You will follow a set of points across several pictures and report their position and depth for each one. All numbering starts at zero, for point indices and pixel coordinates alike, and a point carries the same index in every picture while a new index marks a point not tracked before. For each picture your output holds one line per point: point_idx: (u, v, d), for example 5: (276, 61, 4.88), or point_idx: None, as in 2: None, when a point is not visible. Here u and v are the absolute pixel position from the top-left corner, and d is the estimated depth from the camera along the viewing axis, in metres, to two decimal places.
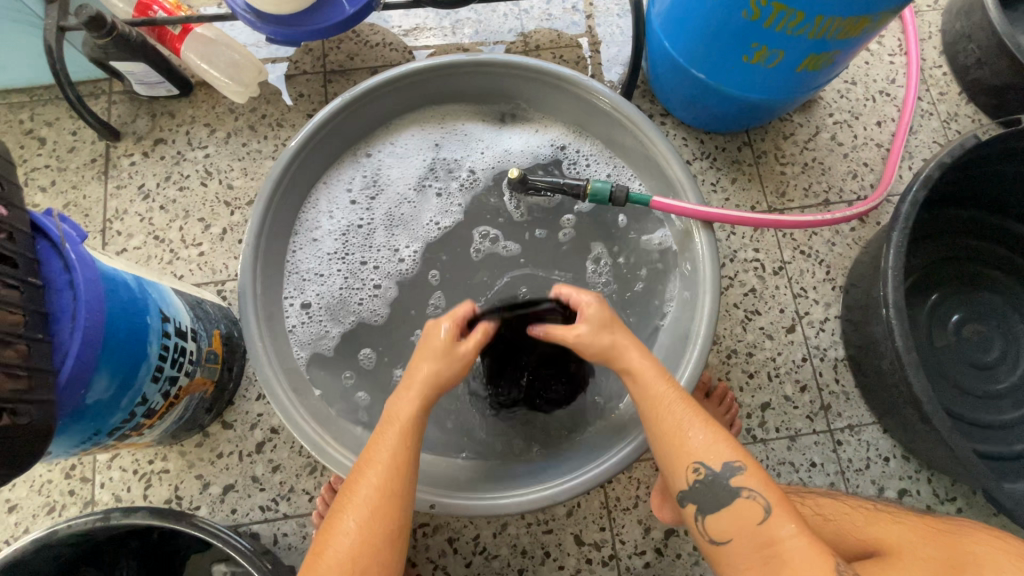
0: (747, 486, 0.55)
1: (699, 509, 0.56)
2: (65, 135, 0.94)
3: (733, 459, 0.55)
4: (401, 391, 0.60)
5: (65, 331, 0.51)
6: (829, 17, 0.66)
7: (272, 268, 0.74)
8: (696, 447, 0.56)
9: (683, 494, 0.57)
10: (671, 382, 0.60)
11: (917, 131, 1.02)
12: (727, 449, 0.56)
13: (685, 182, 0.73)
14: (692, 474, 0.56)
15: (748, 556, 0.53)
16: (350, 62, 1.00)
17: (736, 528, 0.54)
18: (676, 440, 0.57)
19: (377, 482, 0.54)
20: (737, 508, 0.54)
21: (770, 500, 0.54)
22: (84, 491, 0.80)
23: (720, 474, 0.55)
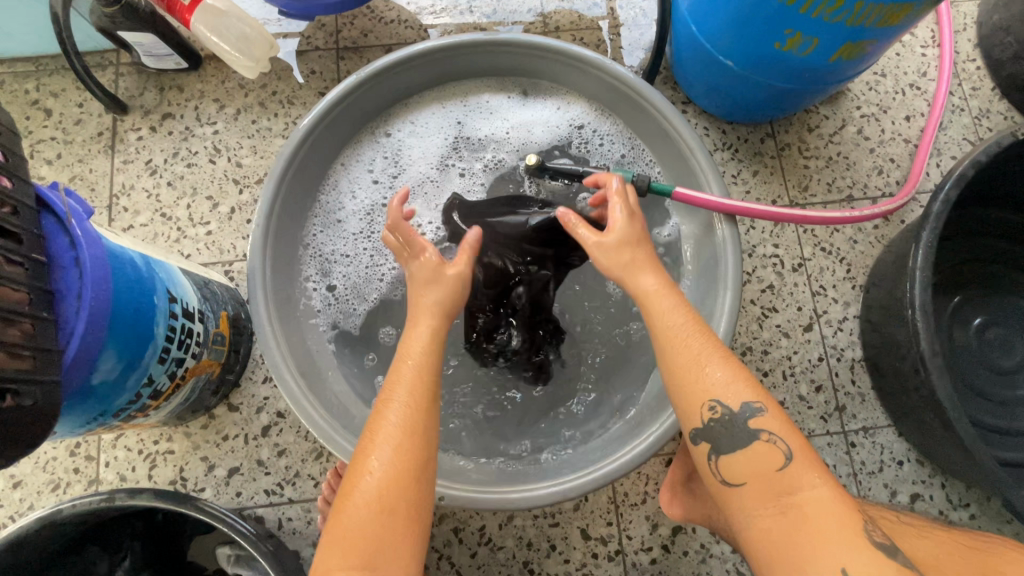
0: (767, 429, 0.53)
1: (714, 450, 0.55)
2: (71, 107, 0.92)
3: (753, 401, 0.54)
4: (412, 328, 0.60)
5: (70, 310, 0.50)
6: (869, 4, 0.63)
7: (284, 249, 0.72)
8: (713, 385, 0.55)
9: (696, 433, 0.55)
10: (692, 318, 0.58)
11: (946, 127, 0.99)
12: (748, 390, 0.54)
13: (710, 173, 0.71)
14: (710, 414, 0.55)
15: (762, 501, 0.51)
16: (364, 39, 0.97)
17: (753, 472, 0.53)
18: (693, 376, 0.55)
19: (399, 419, 0.53)
20: (754, 450, 0.53)
21: (791, 446, 0.52)
22: (89, 469, 0.80)
23: (738, 414, 0.54)
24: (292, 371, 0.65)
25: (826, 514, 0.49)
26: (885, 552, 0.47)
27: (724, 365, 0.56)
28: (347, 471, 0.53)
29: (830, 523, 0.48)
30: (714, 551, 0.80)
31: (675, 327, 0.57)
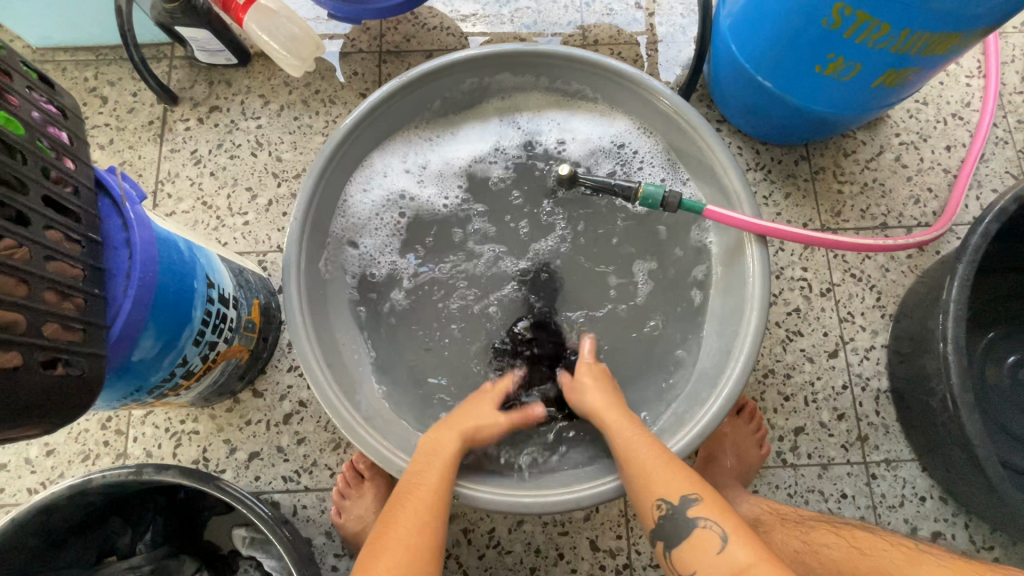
0: (704, 516, 0.55)
1: (665, 544, 0.56)
2: (126, 96, 0.96)
3: (688, 491, 0.56)
4: (441, 430, 0.66)
5: (118, 288, 0.52)
6: (916, 32, 0.62)
7: (319, 243, 0.74)
8: (654, 483, 0.58)
9: (651, 531, 0.58)
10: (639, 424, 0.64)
11: (988, 159, 0.97)
12: (685, 480, 0.57)
13: (742, 194, 0.71)
14: (654, 509, 0.57)
15: None
16: (406, 43, 1.00)
17: (699, 562, 0.53)
18: (637, 478, 0.59)
19: (427, 502, 0.58)
20: (694, 540, 0.54)
21: (726, 529, 0.53)
22: (118, 443, 0.83)
23: (678, 506, 0.56)
24: (320, 365, 0.66)
25: None
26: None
27: (661, 465, 0.59)
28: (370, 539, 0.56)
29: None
30: None
31: (623, 425, 0.64)
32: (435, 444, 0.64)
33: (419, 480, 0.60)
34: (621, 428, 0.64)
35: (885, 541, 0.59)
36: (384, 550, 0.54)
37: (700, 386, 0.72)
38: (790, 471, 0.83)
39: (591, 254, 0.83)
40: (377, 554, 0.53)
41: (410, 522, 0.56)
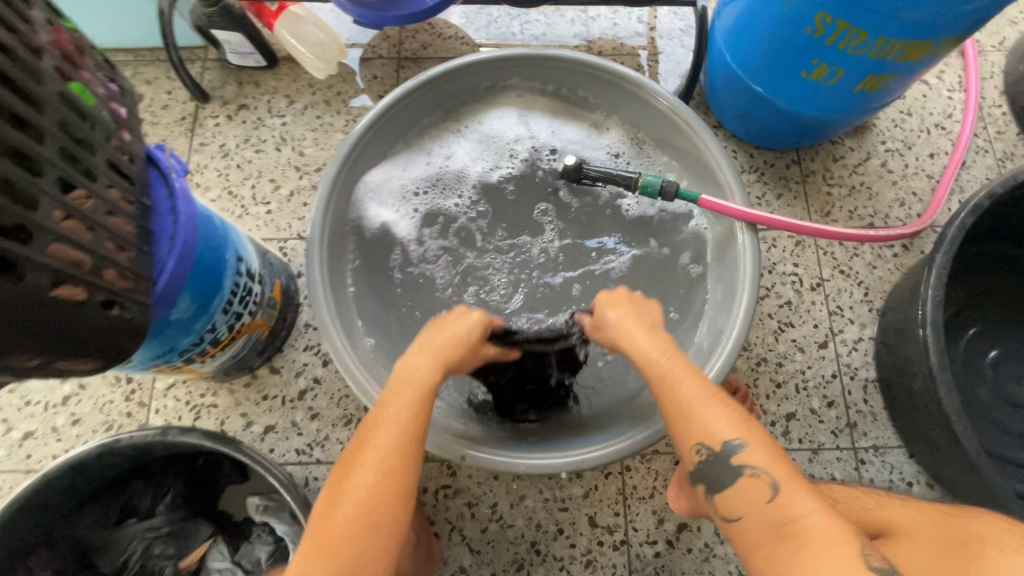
0: (750, 464, 0.52)
1: (709, 491, 0.55)
2: (160, 93, 1.03)
3: (734, 437, 0.54)
4: (413, 355, 0.62)
5: (163, 249, 0.58)
6: (891, 39, 0.68)
7: (342, 226, 0.80)
8: (701, 427, 0.55)
9: (693, 475, 0.56)
10: (675, 355, 0.60)
11: (970, 166, 1.02)
12: (731, 424, 0.54)
13: (733, 185, 0.76)
14: (693, 454, 0.55)
15: (761, 537, 0.50)
16: (423, 51, 1.07)
17: (747, 508, 0.52)
18: (683, 420, 0.56)
19: (394, 438, 0.55)
20: (741, 486, 0.52)
21: (777, 478, 0.51)
22: (140, 414, 0.87)
23: (721, 454, 0.53)
24: (337, 334, 0.71)
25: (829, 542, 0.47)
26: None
27: (700, 406, 0.55)
28: (336, 476, 0.54)
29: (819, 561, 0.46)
30: (717, 551, 0.82)
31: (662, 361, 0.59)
32: (406, 372, 0.60)
33: (387, 413, 0.57)
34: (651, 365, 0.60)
35: (857, 492, 0.64)
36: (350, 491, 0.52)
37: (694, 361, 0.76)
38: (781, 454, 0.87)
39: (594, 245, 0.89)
40: (342, 498, 0.52)
41: (377, 461, 0.53)
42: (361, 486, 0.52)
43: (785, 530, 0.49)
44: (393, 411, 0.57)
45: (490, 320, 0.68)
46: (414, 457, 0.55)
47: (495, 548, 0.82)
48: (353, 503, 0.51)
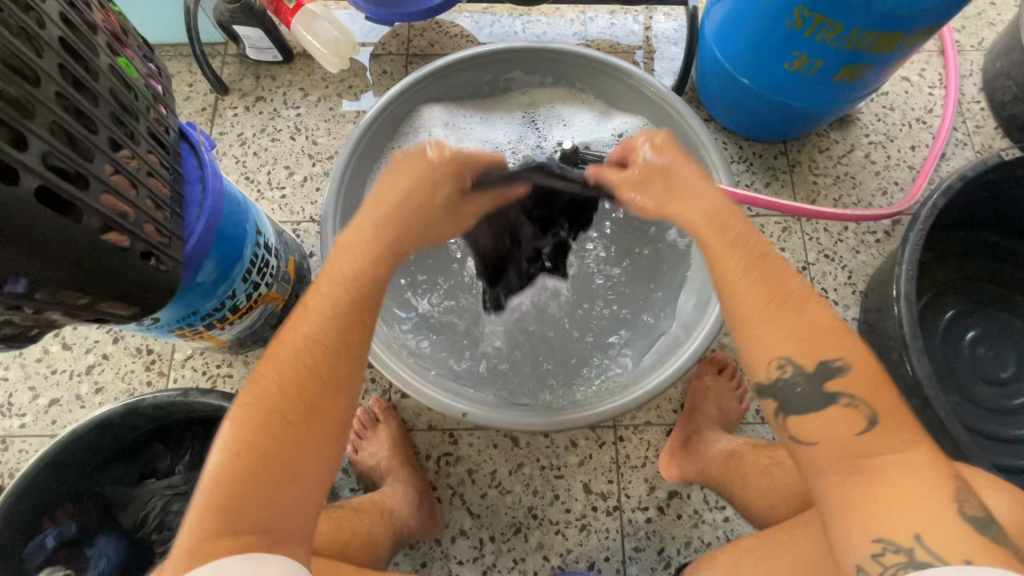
0: (846, 393, 0.48)
1: (781, 408, 0.50)
2: (183, 86, 1.09)
3: (834, 359, 0.48)
4: (333, 265, 0.54)
5: (193, 214, 0.63)
6: (863, 30, 0.74)
7: (353, 203, 0.85)
8: (795, 338, 0.48)
9: (763, 388, 0.50)
10: (750, 235, 0.52)
11: (949, 158, 1.07)
12: (834, 344, 0.48)
13: (717, 163, 0.81)
14: (774, 369, 0.49)
15: (839, 464, 0.47)
16: (430, 48, 1.13)
17: (830, 435, 0.48)
18: (773, 322, 0.48)
19: (304, 367, 0.49)
20: (831, 413, 0.48)
21: (877, 412, 0.47)
22: (160, 383, 0.92)
23: (813, 374, 0.48)
24: None
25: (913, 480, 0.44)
26: (977, 529, 0.43)
27: (799, 315, 0.49)
28: (236, 409, 0.48)
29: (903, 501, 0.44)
30: (706, 517, 0.86)
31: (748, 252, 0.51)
32: (321, 287, 0.53)
33: (298, 336, 0.50)
34: (734, 263, 0.50)
35: None
36: (252, 428, 0.47)
37: (680, 331, 0.80)
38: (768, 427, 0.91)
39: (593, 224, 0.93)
40: (243, 436, 0.46)
41: (284, 395, 0.48)
42: (263, 425, 0.47)
43: (860, 462, 0.46)
44: (304, 333, 0.51)
45: (462, 167, 0.60)
46: (329, 386, 0.50)
47: (494, 512, 0.86)
48: (253, 448, 0.46)
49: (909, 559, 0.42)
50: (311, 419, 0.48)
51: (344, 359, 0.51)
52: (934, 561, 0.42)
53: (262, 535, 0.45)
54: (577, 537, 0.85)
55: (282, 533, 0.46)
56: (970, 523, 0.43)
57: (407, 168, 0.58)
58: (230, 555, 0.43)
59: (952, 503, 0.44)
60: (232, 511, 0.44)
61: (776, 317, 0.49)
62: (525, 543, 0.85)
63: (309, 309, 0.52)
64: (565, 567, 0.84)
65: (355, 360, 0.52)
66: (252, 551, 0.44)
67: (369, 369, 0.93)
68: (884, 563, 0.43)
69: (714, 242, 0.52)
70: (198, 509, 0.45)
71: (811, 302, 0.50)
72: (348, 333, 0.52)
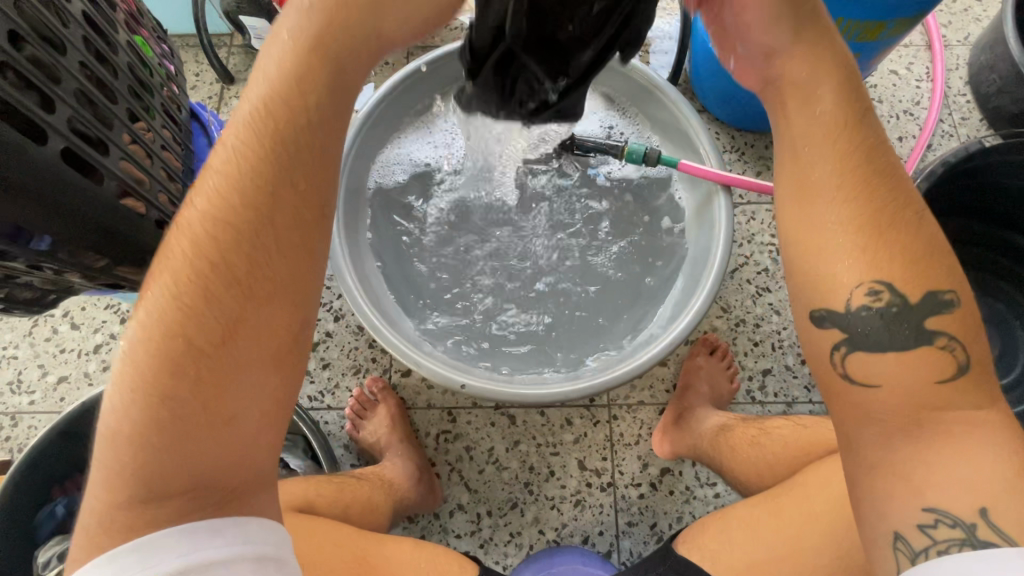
0: (946, 336, 0.44)
1: (849, 344, 0.45)
2: (190, 75, 1.12)
3: (944, 292, 0.44)
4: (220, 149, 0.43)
5: None
6: (848, 20, 0.77)
7: (355, 189, 0.88)
8: (895, 258, 0.44)
9: (836, 311, 0.46)
10: (857, 150, 0.46)
11: (936, 149, 1.10)
12: (941, 269, 0.45)
13: (711, 155, 0.85)
14: (865, 296, 0.45)
15: (900, 410, 0.43)
16: (431, 40, 1.16)
17: (907, 376, 0.43)
18: (876, 238, 0.44)
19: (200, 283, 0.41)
20: (923, 354, 0.43)
21: (970, 362, 0.43)
22: None
23: (913, 306, 0.44)
24: (352, 276, 0.78)
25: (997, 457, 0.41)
26: None
27: (919, 233, 0.45)
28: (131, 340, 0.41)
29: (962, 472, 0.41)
30: (697, 494, 0.88)
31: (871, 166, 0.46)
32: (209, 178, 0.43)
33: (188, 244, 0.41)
34: (842, 183, 0.46)
35: None
36: (152, 364, 0.40)
37: (671, 311, 0.83)
38: (758, 406, 0.94)
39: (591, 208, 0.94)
40: (143, 375, 0.40)
41: (180, 320, 0.40)
42: (165, 358, 0.40)
43: (919, 421, 0.43)
44: (194, 241, 0.41)
45: None
46: (235, 302, 0.41)
47: (491, 488, 0.89)
48: (157, 396, 0.40)
49: (968, 536, 0.40)
50: (224, 345, 0.41)
51: (250, 267, 0.42)
52: (998, 539, 0.39)
53: (202, 485, 0.41)
54: (571, 512, 0.88)
55: (224, 478, 0.42)
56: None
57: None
58: (173, 527, 0.41)
59: None
60: (151, 464, 0.40)
61: (890, 236, 0.44)
62: (521, 518, 0.87)
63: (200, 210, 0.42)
64: (560, 541, 0.87)
65: (267, 263, 0.43)
66: (197, 523, 0.41)
67: (370, 349, 0.96)
68: (933, 535, 0.41)
69: (823, 157, 0.47)
70: (109, 474, 0.41)
71: (927, 221, 0.46)
72: (249, 230, 0.42)
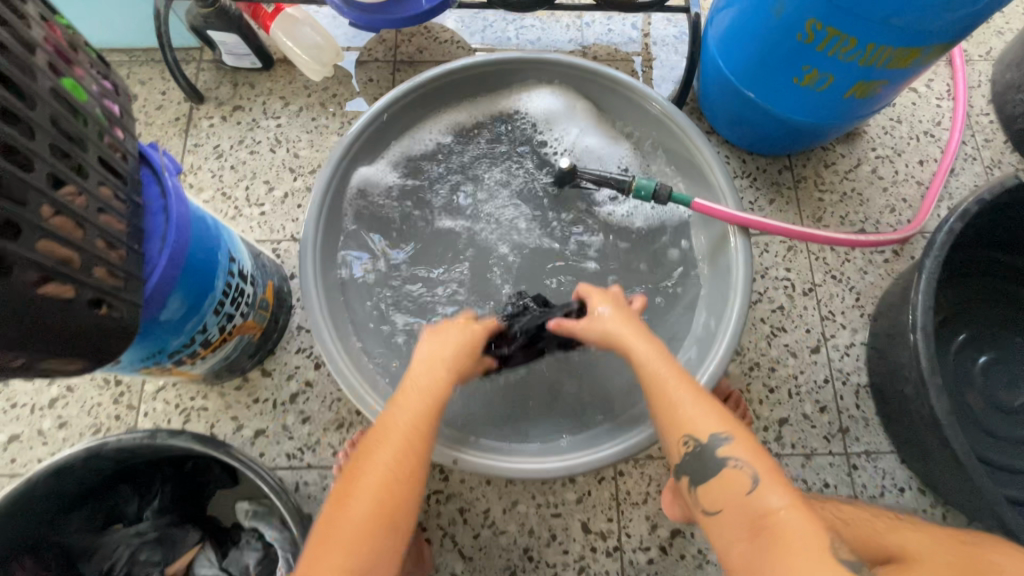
0: (733, 456, 0.55)
1: (693, 481, 0.57)
2: (155, 94, 1.02)
3: (721, 431, 0.57)
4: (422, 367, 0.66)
5: (154, 249, 0.57)
6: (881, 46, 0.69)
7: (336, 226, 0.81)
8: (685, 420, 0.58)
9: (677, 468, 0.58)
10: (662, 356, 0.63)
11: (959, 173, 1.03)
12: (712, 419, 0.58)
13: (726, 190, 0.77)
14: (682, 446, 0.58)
15: (736, 526, 0.53)
16: (419, 55, 1.07)
17: (726, 499, 0.54)
18: (668, 410, 0.59)
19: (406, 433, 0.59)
20: (722, 476, 0.55)
21: (758, 470, 0.54)
22: (129, 417, 0.86)
23: (708, 445, 0.56)
24: (331, 335, 0.71)
25: (799, 534, 0.49)
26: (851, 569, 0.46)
27: (695, 404, 0.59)
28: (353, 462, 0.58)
29: (802, 546, 0.47)
30: (710, 558, 0.82)
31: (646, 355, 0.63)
32: (414, 379, 0.64)
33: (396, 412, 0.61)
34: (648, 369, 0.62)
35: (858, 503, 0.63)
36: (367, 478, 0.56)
37: (686, 368, 0.75)
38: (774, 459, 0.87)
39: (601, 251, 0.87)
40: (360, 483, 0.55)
41: (391, 453, 0.57)
42: (374, 478, 0.56)
43: (752, 523, 0.51)
44: (406, 408, 0.61)
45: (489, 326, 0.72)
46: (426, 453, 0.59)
47: (487, 555, 0.82)
48: (364, 504, 0.54)
49: None
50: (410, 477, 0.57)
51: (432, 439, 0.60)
52: None
53: None
54: None
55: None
56: (843, 565, 0.47)
57: (443, 339, 0.68)
58: None
59: (830, 550, 0.47)
60: (343, 552, 0.52)
61: (675, 408, 0.59)
62: None
63: (413, 395, 0.62)
64: None
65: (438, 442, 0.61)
66: None
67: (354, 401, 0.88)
68: None
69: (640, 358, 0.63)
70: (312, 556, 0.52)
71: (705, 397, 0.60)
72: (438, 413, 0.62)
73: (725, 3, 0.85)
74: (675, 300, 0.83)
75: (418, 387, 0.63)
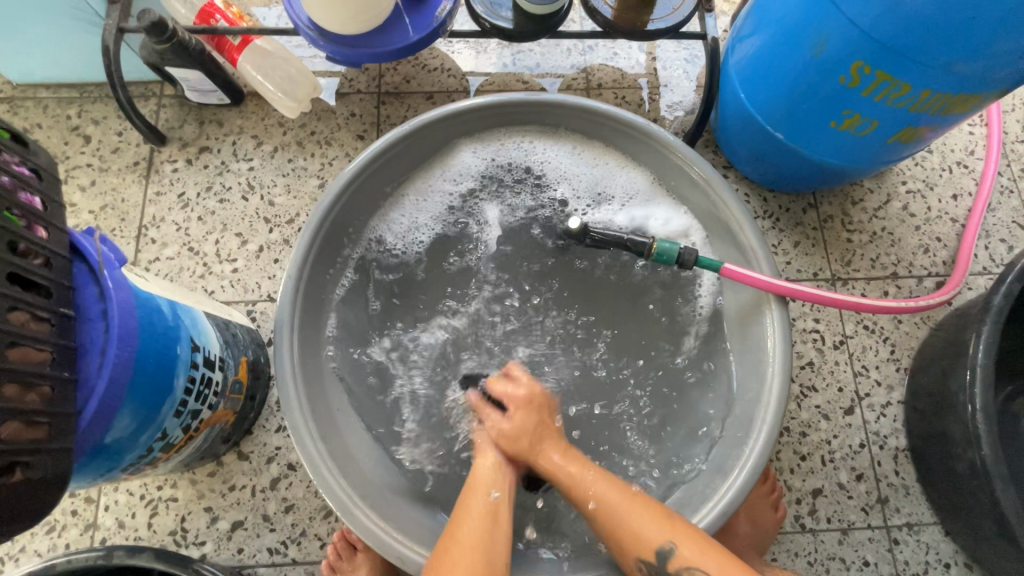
0: (685, 563, 0.55)
1: None
2: (110, 135, 0.92)
3: (668, 541, 0.56)
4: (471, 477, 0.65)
5: (92, 367, 0.47)
6: (937, 92, 0.61)
7: (315, 296, 0.71)
8: (632, 535, 0.58)
9: None
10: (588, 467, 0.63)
11: (995, 208, 0.95)
12: (656, 526, 0.57)
13: (759, 251, 0.69)
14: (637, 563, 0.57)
15: None
16: (405, 84, 0.96)
17: None
18: (613, 532, 0.59)
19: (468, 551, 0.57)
20: None
21: (711, 574, 0.54)
22: (87, 512, 0.76)
23: (659, 560, 0.56)
24: (314, 438, 0.62)
25: None
26: None
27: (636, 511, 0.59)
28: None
29: None
30: None
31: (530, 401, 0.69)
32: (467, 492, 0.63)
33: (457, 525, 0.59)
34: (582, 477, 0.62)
35: None
36: None
37: (719, 457, 0.68)
38: (809, 536, 0.80)
39: (613, 313, 0.79)
40: None
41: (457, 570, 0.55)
42: None
43: None
44: (469, 525, 0.59)
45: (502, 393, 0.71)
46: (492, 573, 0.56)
47: None
48: None
49: None
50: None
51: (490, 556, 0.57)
52: None
53: None
54: None
55: None
56: None
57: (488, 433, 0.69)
58: None
59: None
60: None
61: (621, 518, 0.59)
62: None
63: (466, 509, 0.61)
64: None
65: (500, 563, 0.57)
66: None
67: None
68: None
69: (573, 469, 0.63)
70: None
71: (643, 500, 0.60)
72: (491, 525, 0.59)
73: (749, 30, 0.76)
74: (698, 370, 0.76)
75: (475, 494, 0.63)
